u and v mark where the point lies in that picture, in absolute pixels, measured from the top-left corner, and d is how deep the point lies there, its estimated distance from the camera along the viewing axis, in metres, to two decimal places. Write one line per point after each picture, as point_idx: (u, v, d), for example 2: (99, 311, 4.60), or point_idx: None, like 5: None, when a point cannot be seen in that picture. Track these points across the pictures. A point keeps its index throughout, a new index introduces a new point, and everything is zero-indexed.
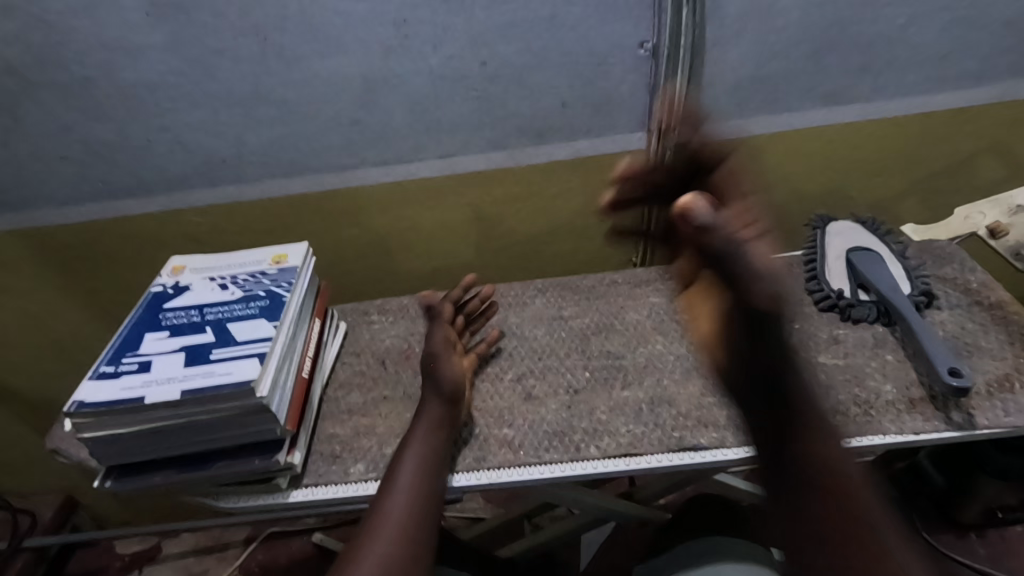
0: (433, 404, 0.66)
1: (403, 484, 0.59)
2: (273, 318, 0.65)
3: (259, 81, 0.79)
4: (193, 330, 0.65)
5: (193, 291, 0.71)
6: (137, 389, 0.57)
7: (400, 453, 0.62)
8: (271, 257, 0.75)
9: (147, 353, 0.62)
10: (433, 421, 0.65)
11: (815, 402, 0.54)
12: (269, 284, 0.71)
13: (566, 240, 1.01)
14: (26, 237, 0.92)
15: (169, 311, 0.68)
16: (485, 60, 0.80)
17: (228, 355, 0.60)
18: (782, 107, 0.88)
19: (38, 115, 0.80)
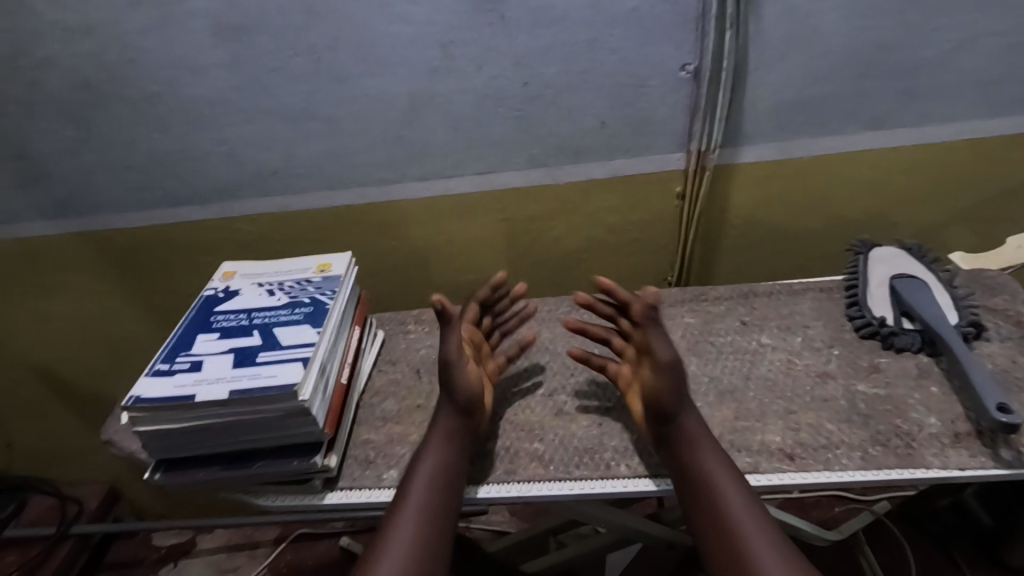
0: (451, 414, 0.66)
1: (422, 491, 0.60)
2: (317, 325, 0.68)
3: (311, 98, 0.83)
4: (242, 333, 0.68)
5: (242, 295, 0.75)
6: (188, 388, 0.60)
7: (418, 464, 0.63)
8: (316, 265, 0.78)
9: (198, 353, 0.65)
10: (449, 431, 0.65)
11: (711, 454, 0.60)
12: (313, 291, 0.74)
13: (600, 257, 1.01)
14: (89, 239, 0.98)
15: (220, 314, 0.72)
16: (528, 80, 0.82)
17: (274, 359, 0.63)
18: (825, 129, 0.87)
19: (108, 127, 0.85)
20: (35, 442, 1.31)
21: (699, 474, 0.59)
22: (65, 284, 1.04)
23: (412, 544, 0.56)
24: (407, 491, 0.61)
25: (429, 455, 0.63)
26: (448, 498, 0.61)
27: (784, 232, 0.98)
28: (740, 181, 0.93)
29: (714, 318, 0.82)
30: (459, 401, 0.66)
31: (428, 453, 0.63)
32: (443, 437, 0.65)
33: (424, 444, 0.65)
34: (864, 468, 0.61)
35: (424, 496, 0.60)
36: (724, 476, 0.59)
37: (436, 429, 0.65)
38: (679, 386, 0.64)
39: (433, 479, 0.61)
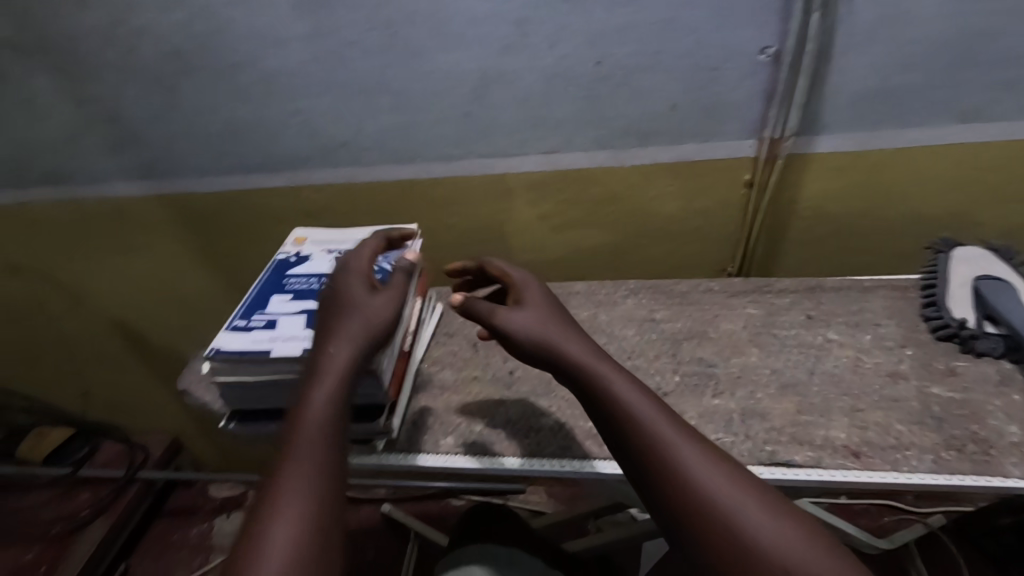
0: (346, 340, 0.57)
1: (314, 417, 0.52)
2: None
3: (384, 73, 0.85)
4: (313, 296, 0.70)
5: (313, 261, 0.78)
6: (264, 343, 0.63)
7: (305, 397, 0.54)
8: (383, 237, 0.81)
9: (273, 312, 0.68)
10: (343, 356, 0.56)
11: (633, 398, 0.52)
12: None
13: (659, 244, 1.00)
14: (169, 201, 1.03)
15: (292, 277, 0.75)
16: (600, 60, 0.81)
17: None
18: (910, 121, 0.83)
19: (193, 94, 0.89)
20: (109, 391, 1.40)
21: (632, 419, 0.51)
22: (145, 243, 1.10)
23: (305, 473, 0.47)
24: (296, 426, 0.51)
25: (321, 384, 0.54)
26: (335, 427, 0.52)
27: (854, 227, 0.95)
28: (812, 171, 0.89)
29: (778, 310, 0.80)
30: (360, 330, 0.58)
31: (319, 382, 0.54)
32: (337, 363, 0.55)
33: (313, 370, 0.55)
34: (935, 472, 0.59)
35: (316, 424, 0.51)
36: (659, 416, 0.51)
37: (328, 356, 0.56)
38: (559, 329, 0.59)
39: (326, 410, 0.52)
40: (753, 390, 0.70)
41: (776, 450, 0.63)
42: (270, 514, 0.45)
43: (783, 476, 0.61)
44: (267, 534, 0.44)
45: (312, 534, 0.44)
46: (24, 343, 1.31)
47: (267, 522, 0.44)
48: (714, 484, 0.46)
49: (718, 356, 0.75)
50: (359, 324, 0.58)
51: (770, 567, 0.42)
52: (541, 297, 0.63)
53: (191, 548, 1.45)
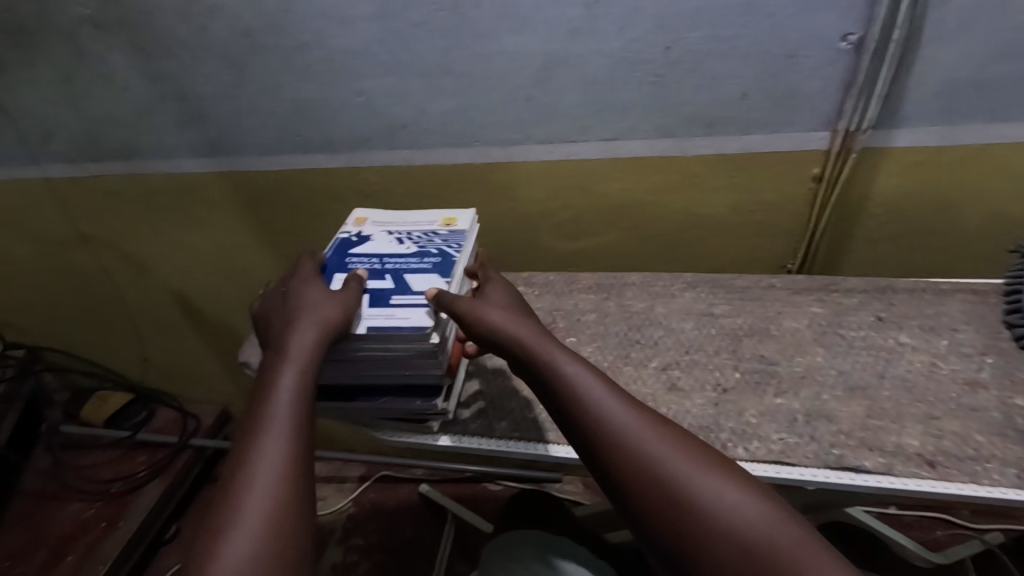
0: (308, 325, 0.59)
1: (283, 396, 0.53)
2: (445, 275, 0.70)
3: (448, 54, 0.85)
4: (375, 275, 0.71)
5: (373, 241, 0.78)
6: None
7: (272, 374, 0.55)
8: (442, 220, 0.80)
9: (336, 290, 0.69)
10: (307, 340, 0.58)
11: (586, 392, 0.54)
12: (441, 243, 0.76)
13: (717, 237, 0.98)
14: (231, 178, 1.06)
15: (353, 256, 0.75)
16: (670, 45, 0.79)
17: (406, 302, 0.65)
18: (1001, 115, 0.78)
19: (260, 73, 0.91)
20: (165, 360, 1.46)
21: (590, 409, 0.53)
22: (205, 218, 1.14)
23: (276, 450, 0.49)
24: (264, 401, 0.53)
25: (289, 366, 0.55)
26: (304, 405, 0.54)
27: (928, 228, 0.90)
28: (888, 166, 0.85)
29: (846, 310, 0.77)
30: (319, 319, 0.60)
31: (286, 362, 0.56)
32: (304, 344, 0.58)
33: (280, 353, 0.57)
34: (1018, 487, 0.56)
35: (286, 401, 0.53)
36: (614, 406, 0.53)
37: (293, 342, 0.58)
38: (516, 319, 0.62)
39: (296, 385, 0.55)
40: (818, 391, 0.68)
41: (843, 453, 0.61)
42: (241, 485, 0.47)
43: (850, 481, 0.59)
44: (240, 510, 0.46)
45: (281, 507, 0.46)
46: (89, 311, 1.37)
47: (241, 488, 0.47)
48: (661, 457, 0.49)
49: (781, 354, 0.73)
50: (314, 317, 0.60)
51: (718, 535, 0.45)
52: (502, 294, 0.67)
53: None
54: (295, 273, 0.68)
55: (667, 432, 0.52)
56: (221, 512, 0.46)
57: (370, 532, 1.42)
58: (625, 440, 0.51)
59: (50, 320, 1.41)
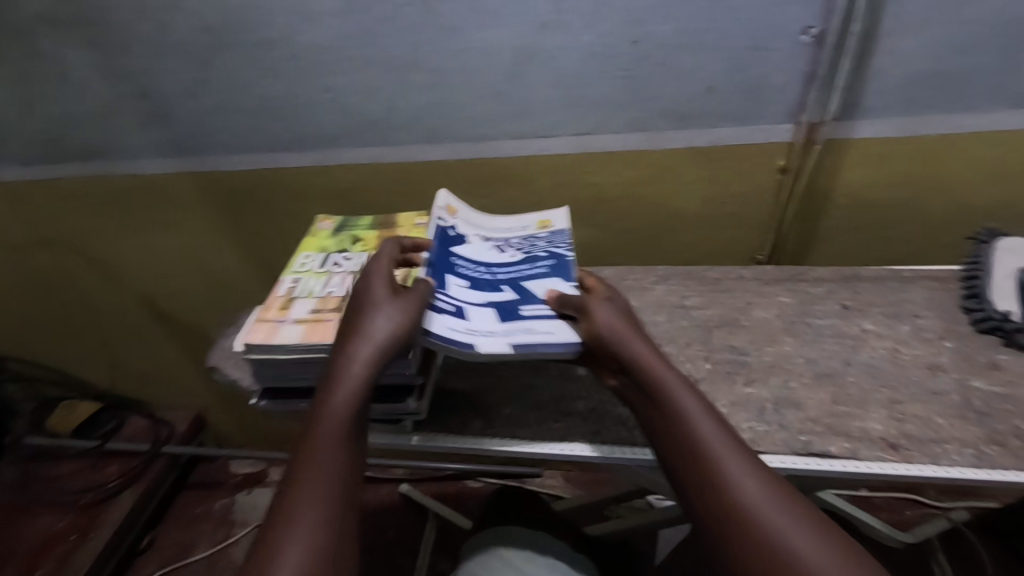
0: (364, 344, 0.57)
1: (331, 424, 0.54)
2: (568, 277, 0.70)
3: (417, 50, 0.84)
4: (492, 287, 0.69)
5: (471, 245, 0.75)
6: (464, 336, 0.61)
7: (326, 396, 0.56)
8: (539, 222, 0.80)
9: (457, 299, 0.65)
10: (360, 361, 0.57)
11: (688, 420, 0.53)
12: (546, 246, 0.76)
13: (690, 230, 0.99)
14: (199, 179, 1.04)
15: (459, 259, 0.71)
16: (637, 39, 0.79)
17: (542, 315, 0.64)
18: (959, 106, 0.81)
19: (224, 70, 0.89)
20: (138, 367, 1.42)
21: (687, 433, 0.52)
22: (173, 220, 1.11)
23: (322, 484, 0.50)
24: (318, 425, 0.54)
25: (339, 391, 0.55)
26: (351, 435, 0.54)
27: (892, 217, 0.93)
28: (852, 157, 0.87)
29: (814, 299, 0.79)
30: (375, 336, 0.57)
31: (339, 386, 0.56)
32: (359, 366, 0.57)
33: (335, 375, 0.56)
34: (977, 467, 0.58)
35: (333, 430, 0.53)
36: (712, 434, 0.52)
37: (345, 363, 0.57)
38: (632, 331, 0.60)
39: (346, 411, 0.54)
40: (787, 379, 0.69)
41: (811, 440, 0.62)
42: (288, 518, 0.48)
43: (816, 467, 0.60)
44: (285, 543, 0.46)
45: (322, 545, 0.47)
46: (60, 319, 1.33)
47: (287, 521, 0.48)
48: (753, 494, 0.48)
49: (752, 344, 0.74)
50: (374, 332, 0.58)
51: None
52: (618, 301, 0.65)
53: (215, 521, 1.48)
54: (368, 268, 0.65)
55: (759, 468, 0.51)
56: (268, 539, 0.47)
57: None
58: (719, 470, 0.50)
59: (11, 328, 1.36)
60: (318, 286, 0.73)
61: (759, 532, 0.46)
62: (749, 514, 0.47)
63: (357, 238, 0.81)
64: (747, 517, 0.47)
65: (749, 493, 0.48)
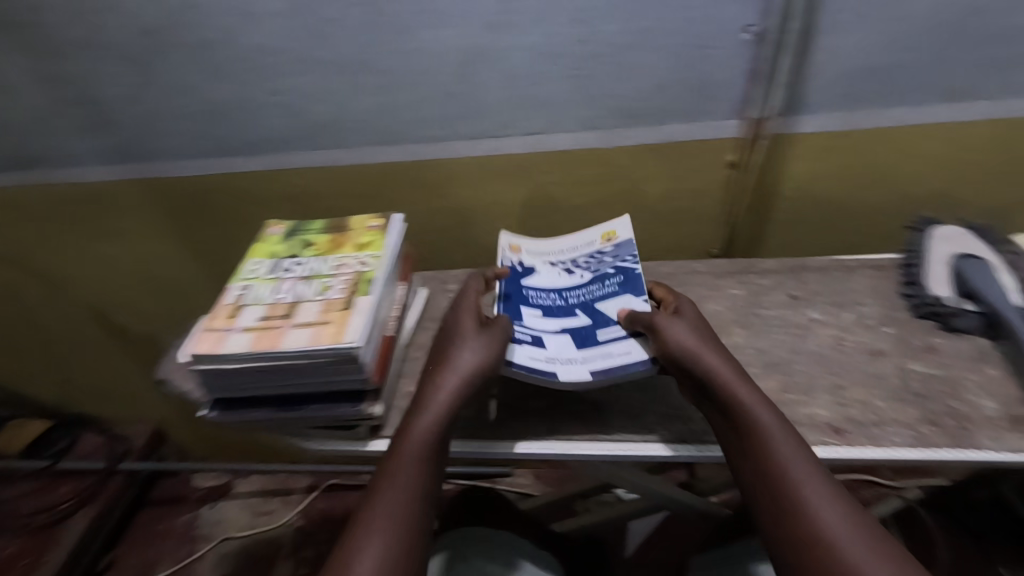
0: (453, 371, 0.62)
1: (415, 441, 0.57)
2: (639, 293, 0.72)
3: (366, 50, 0.83)
4: (565, 313, 0.73)
5: (541, 273, 0.80)
6: (545, 365, 0.66)
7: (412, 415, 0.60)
8: (603, 236, 0.82)
9: (533, 328, 0.71)
10: (449, 387, 0.61)
11: (765, 437, 0.55)
12: (613, 261, 0.78)
13: (646, 226, 1.00)
14: (146, 186, 1.00)
15: (531, 290, 0.77)
16: (585, 38, 0.80)
17: (617, 336, 0.68)
18: (895, 100, 0.84)
19: (166, 72, 0.86)
20: (90, 382, 1.37)
21: (762, 447, 0.54)
22: (120, 229, 1.07)
23: (401, 493, 0.54)
24: (400, 441, 0.58)
25: (425, 413, 0.59)
26: (432, 456, 0.57)
27: (838, 208, 0.95)
28: (797, 151, 0.90)
29: (763, 291, 0.81)
30: (460, 365, 0.62)
31: (425, 407, 0.60)
32: (446, 389, 0.61)
33: (424, 396, 0.61)
34: (914, 447, 0.60)
35: (417, 448, 0.57)
36: (788, 450, 0.54)
37: (435, 385, 0.61)
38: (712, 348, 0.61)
39: (430, 431, 0.58)
40: None
41: None
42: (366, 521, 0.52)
43: None
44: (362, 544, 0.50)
45: (395, 553, 0.50)
46: (5, 335, 1.28)
47: (366, 523, 0.52)
48: (824, 511, 0.50)
49: None
50: (458, 360, 0.62)
51: None
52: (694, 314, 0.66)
53: (177, 538, 1.44)
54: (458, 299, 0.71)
55: (836, 485, 0.52)
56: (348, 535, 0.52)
57: (321, 543, 1.39)
58: (792, 485, 0.52)
59: None
60: (267, 294, 0.72)
61: (825, 547, 0.48)
62: (819, 530, 0.49)
63: (308, 242, 0.80)
64: (820, 533, 0.49)
65: (820, 510, 0.50)
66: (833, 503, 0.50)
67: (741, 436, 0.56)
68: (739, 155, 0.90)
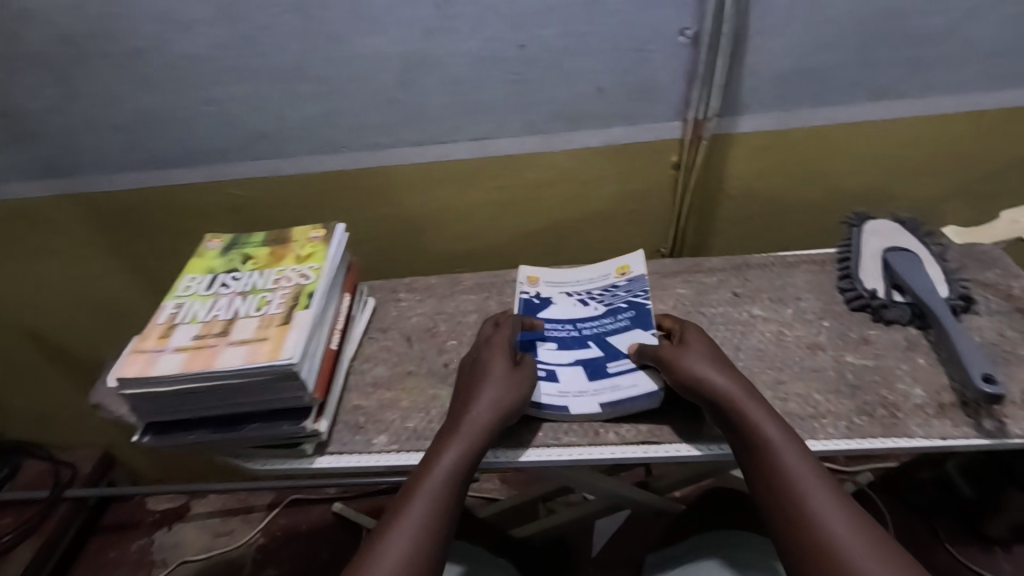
0: (485, 402, 0.62)
1: (441, 468, 0.58)
2: (650, 329, 0.73)
3: (301, 58, 0.81)
4: (578, 344, 0.74)
5: (557, 304, 0.80)
6: (557, 398, 0.68)
7: (441, 444, 0.60)
8: (617, 269, 0.82)
9: (547, 362, 0.72)
10: (481, 418, 0.61)
11: (772, 452, 0.56)
12: (627, 296, 0.78)
13: (596, 228, 1.00)
14: (78, 202, 0.96)
15: (546, 322, 0.77)
16: (524, 43, 0.80)
17: (625, 368, 0.69)
18: (826, 100, 0.86)
19: (91, 83, 0.83)
20: (29, 408, 1.30)
21: (771, 462, 0.56)
22: (52, 247, 1.03)
23: (423, 517, 0.55)
24: (428, 467, 0.58)
25: (456, 441, 0.60)
26: (458, 485, 0.58)
27: (779, 205, 0.98)
28: (737, 150, 0.91)
29: (707, 289, 0.82)
30: (491, 401, 0.62)
31: (454, 438, 0.60)
32: (480, 420, 0.61)
33: (456, 424, 0.61)
34: (848, 437, 0.62)
35: (443, 475, 0.57)
36: (797, 464, 0.55)
37: (469, 415, 0.62)
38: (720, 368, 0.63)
39: (458, 460, 0.59)
40: None
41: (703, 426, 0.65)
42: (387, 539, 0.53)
43: (706, 451, 0.63)
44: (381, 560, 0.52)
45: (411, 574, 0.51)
46: None
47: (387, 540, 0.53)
48: (830, 523, 0.51)
49: None
50: (488, 396, 0.63)
51: None
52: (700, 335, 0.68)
53: (131, 564, 1.38)
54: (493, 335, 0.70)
55: (844, 496, 0.54)
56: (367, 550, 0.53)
57: (283, 561, 1.35)
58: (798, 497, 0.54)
59: None
60: (202, 311, 0.70)
61: (830, 555, 0.50)
62: (824, 540, 0.51)
63: (247, 256, 0.78)
64: (827, 543, 0.50)
65: (827, 520, 0.52)
66: (837, 516, 0.52)
67: (750, 453, 0.58)
68: (681, 155, 0.91)
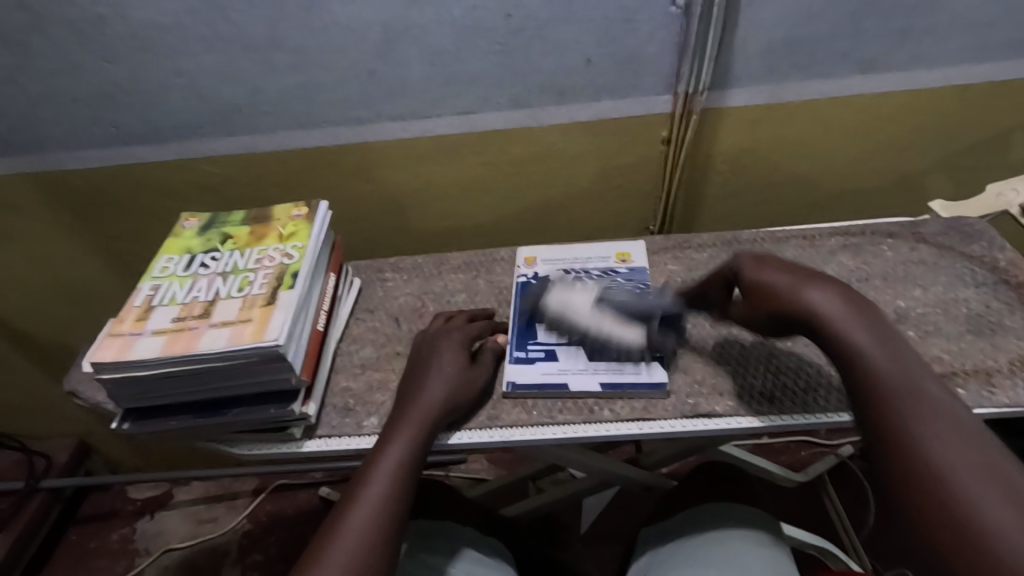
0: (434, 391, 0.63)
1: (392, 456, 0.57)
2: None
3: (275, 26, 0.77)
4: None
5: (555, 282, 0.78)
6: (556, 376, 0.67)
7: (389, 434, 0.60)
8: (618, 256, 0.81)
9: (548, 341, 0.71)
10: (427, 407, 0.62)
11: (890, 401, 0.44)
12: (628, 283, 0.76)
13: (584, 205, 0.99)
14: (39, 182, 0.92)
15: None
16: (510, 12, 0.77)
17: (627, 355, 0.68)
18: (815, 72, 0.85)
19: (50, 53, 0.78)
20: None
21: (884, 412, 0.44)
22: (15, 228, 0.98)
23: (374, 506, 0.53)
24: (378, 457, 0.58)
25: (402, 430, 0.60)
26: (410, 471, 0.57)
27: (768, 180, 0.98)
28: (727, 124, 0.90)
29: (697, 265, 0.82)
30: (443, 393, 0.63)
31: (403, 423, 0.60)
32: (424, 409, 0.61)
33: (403, 415, 0.62)
34: (840, 409, 0.63)
35: (394, 464, 0.57)
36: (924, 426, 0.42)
37: (415, 404, 0.62)
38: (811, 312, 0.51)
39: (406, 450, 0.58)
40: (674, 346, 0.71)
41: (698, 402, 0.65)
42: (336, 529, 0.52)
43: (701, 427, 0.63)
44: (328, 551, 0.50)
45: (361, 559, 0.50)
46: None
47: (336, 529, 0.52)
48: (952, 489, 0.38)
49: None
50: (440, 388, 0.63)
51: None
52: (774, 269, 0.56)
53: (113, 553, 1.36)
54: (452, 327, 0.71)
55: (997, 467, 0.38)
56: (315, 543, 0.52)
57: (270, 545, 1.34)
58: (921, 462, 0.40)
59: None
60: (180, 293, 0.67)
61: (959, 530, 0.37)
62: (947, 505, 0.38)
63: (226, 234, 0.74)
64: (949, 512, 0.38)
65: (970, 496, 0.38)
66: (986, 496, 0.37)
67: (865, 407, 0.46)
68: (671, 129, 0.90)
